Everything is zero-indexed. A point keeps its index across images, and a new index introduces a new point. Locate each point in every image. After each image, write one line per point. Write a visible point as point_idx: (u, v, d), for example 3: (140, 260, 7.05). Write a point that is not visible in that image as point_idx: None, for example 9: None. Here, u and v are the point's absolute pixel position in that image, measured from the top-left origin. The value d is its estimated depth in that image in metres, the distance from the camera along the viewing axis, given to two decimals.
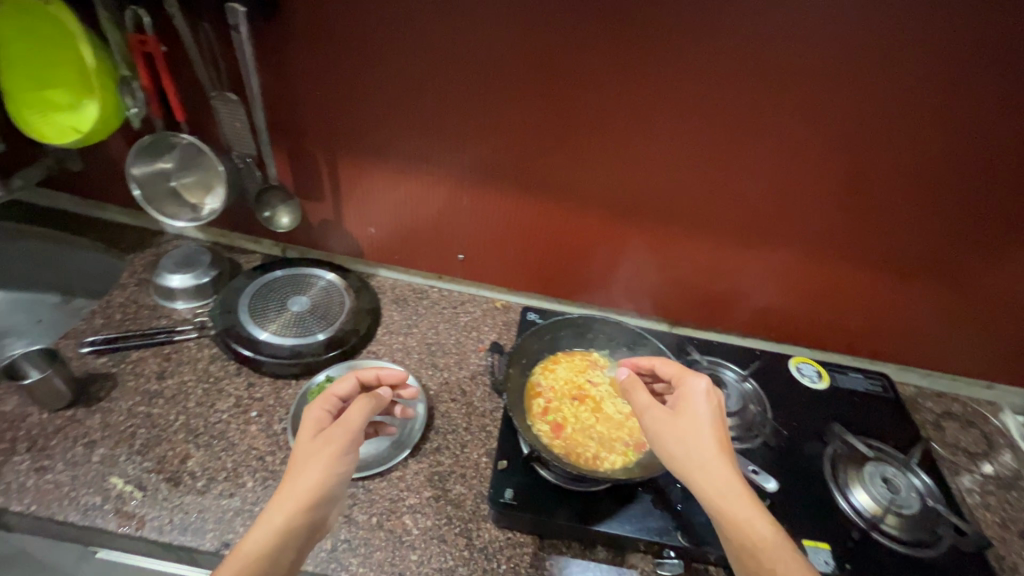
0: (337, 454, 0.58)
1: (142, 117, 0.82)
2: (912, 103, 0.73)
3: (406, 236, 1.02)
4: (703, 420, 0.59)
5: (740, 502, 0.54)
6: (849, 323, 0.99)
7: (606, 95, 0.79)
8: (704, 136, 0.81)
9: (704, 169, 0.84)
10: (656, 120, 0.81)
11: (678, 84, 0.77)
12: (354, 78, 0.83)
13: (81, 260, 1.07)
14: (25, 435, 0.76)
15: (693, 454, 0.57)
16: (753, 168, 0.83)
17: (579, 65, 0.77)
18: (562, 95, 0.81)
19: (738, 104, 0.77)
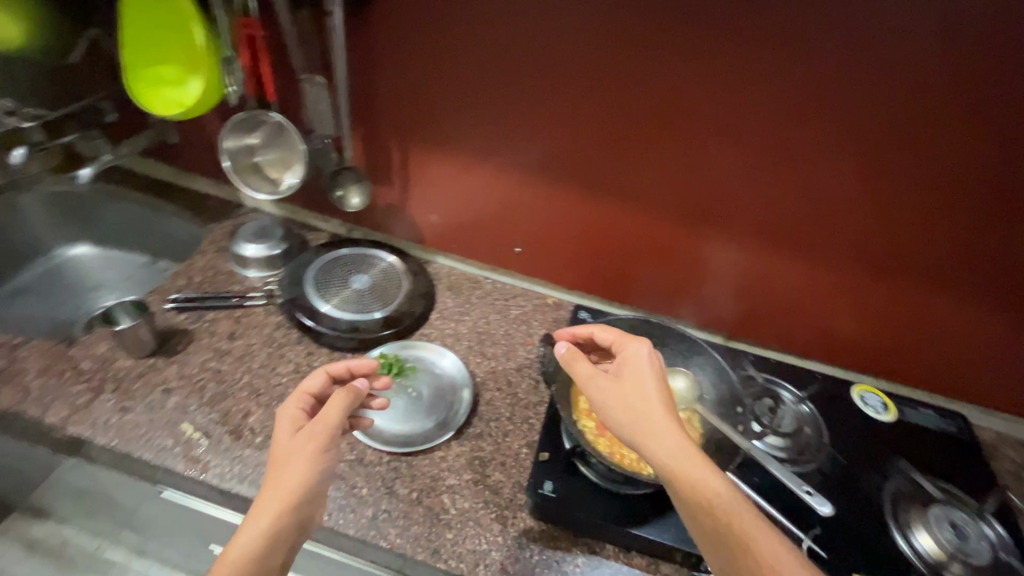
0: (316, 453, 0.61)
1: (239, 94, 0.89)
2: (999, 108, 0.68)
3: (466, 225, 1.04)
4: (647, 383, 0.62)
5: (693, 460, 0.56)
6: (920, 354, 0.92)
7: (680, 93, 0.79)
8: (781, 141, 0.79)
9: (776, 175, 0.82)
10: (728, 122, 0.79)
11: (755, 86, 0.75)
12: (433, 67, 0.86)
13: (168, 225, 1.15)
14: (112, 377, 0.84)
15: (642, 416, 0.59)
16: (829, 177, 0.80)
17: (654, 64, 0.78)
18: (633, 92, 0.81)
19: (820, 110, 0.75)
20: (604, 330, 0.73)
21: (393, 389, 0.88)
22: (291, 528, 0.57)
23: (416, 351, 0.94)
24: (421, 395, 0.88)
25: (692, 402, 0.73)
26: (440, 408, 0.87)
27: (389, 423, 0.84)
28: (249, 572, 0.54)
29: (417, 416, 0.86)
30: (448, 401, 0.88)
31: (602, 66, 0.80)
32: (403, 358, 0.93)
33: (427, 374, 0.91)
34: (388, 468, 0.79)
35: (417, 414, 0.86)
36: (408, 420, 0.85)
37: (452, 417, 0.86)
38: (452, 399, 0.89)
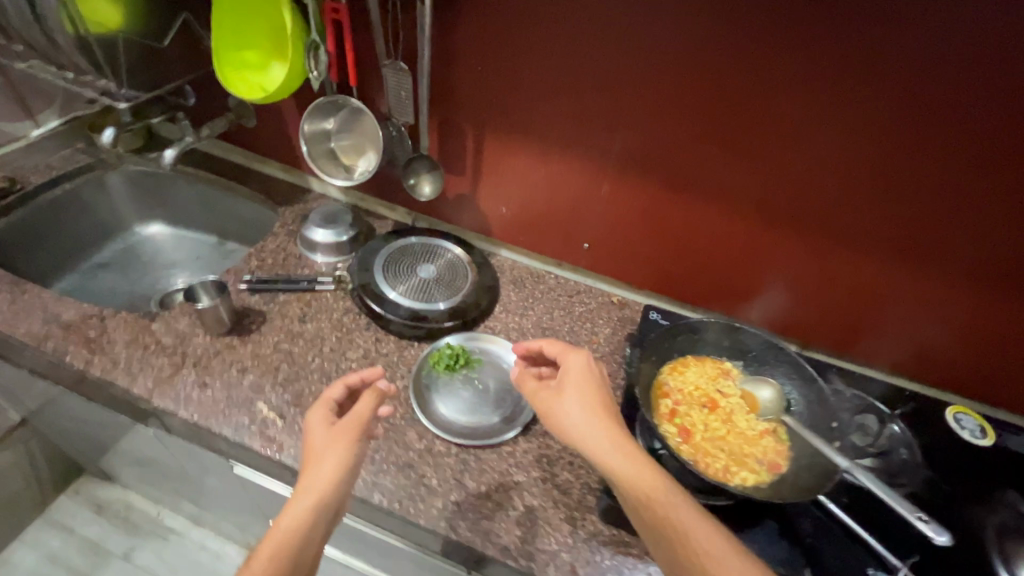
0: (348, 448, 0.64)
1: (320, 81, 0.89)
2: None
3: (534, 218, 1.03)
4: (583, 393, 0.65)
5: (627, 462, 0.59)
6: (1014, 377, 0.86)
7: (785, 89, 0.74)
8: (895, 144, 0.73)
9: (882, 180, 0.76)
10: (835, 121, 0.74)
11: (871, 85, 0.70)
12: (516, 55, 0.84)
13: (240, 207, 1.18)
14: (192, 353, 0.86)
15: (580, 423, 0.62)
16: (944, 184, 0.73)
17: (756, 57, 0.73)
18: (729, 88, 0.76)
19: (947, 112, 0.68)
20: (545, 343, 0.74)
21: (461, 381, 0.88)
22: (329, 513, 0.60)
23: (481, 342, 0.93)
24: (488, 390, 0.87)
25: (780, 411, 0.69)
26: (508, 402, 0.86)
27: (457, 415, 0.84)
28: (296, 545, 0.57)
29: (486, 410, 0.85)
30: (516, 396, 0.87)
31: (700, 55, 0.75)
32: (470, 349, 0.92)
33: (493, 367, 0.90)
34: (456, 460, 0.78)
35: (486, 408, 0.85)
36: (476, 414, 0.84)
37: (520, 411, 0.85)
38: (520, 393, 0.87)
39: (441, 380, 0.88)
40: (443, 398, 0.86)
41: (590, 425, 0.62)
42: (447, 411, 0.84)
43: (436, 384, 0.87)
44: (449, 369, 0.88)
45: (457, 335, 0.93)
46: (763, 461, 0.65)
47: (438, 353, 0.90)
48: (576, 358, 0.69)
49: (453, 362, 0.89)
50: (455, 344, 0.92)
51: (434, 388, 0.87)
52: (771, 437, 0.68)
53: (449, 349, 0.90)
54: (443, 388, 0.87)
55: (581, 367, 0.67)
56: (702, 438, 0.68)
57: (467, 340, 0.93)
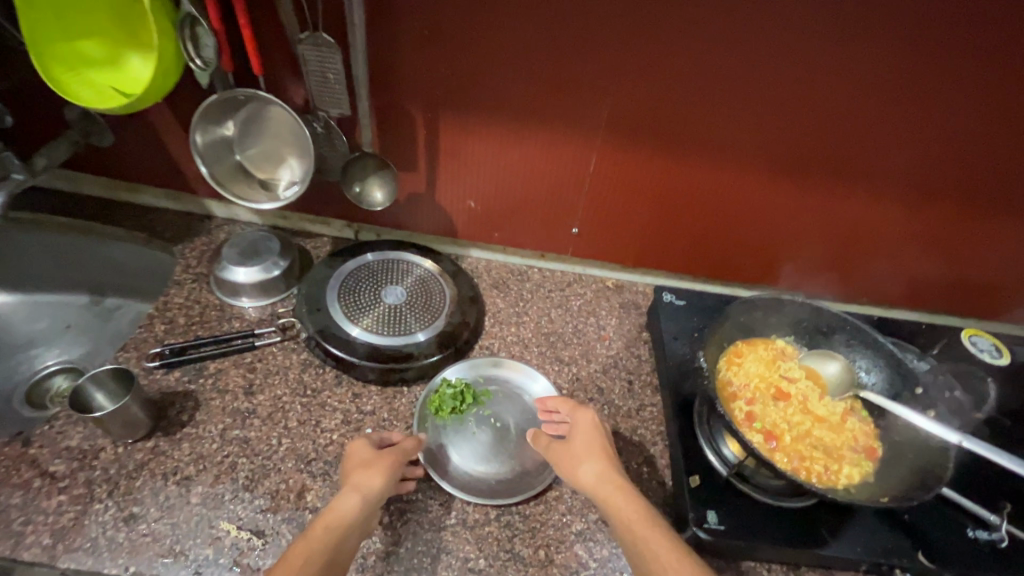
0: (395, 465, 0.60)
1: (207, 74, 0.64)
2: None
3: (509, 209, 0.87)
4: (588, 442, 0.61)
5: (616, 494, 0.56)
6: (994, 289, 0.90)
7: (813, 27, 0.63)
8: (931, 78, 0.65)
9: (911, 120, 0.70)
10: (868, 58, 0.65)
11: (915, 11, 0.60)
12: (472, 11, 0.65)
13: (113, 254, 0.88)
14: (101, 478, 0.62)
15: (578, 461, 0.59)
16: (975, 115, 0.68)
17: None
18: (751, 33, 0.64)
19: (992, 37, 0.61)
20: (555, 401, 0.68)
21: (475, 425, 0.71)
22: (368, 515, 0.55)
23: (486, 367, 0.77)
24: (509, 429, 0.71)
25: (855, 386, 0.63)
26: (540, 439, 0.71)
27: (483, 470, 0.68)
28: (338, 531, 0.52)
29: (515, 454, 0.69)
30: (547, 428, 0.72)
31: None
32: (472, 381, 0.76)
33: (507, 399, 0.74)
34: (500, 527, 0.64)
35: (514, 453, 0.69)
36: (505, 463, 0.69)
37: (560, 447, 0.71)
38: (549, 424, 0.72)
39: (449, 429, 0.70)
40: (459, 451, 0.69)
41: (587, 472, 0.58)
42: (469, 468, 0.68)
43: (443, 435, 0.70)
44: (456, 413, 0.71)
45: (458, 365, 0.76)
46: (857, 448, 0.59)
47: (438, 395, 0.72)
48: (583, 412, 0.64)
49: (458, 404, 0.71)
50: (455, 379, 0.75)
51: (444, 442, 0.69)
52: (852, 419, 0.61)
53: (450, 387, 0.72)
54: (455, 438, 0.70)
55: (587, 420, 0.63)
56: (788, 437, 0.60)
57: (469, 370, 0.77)
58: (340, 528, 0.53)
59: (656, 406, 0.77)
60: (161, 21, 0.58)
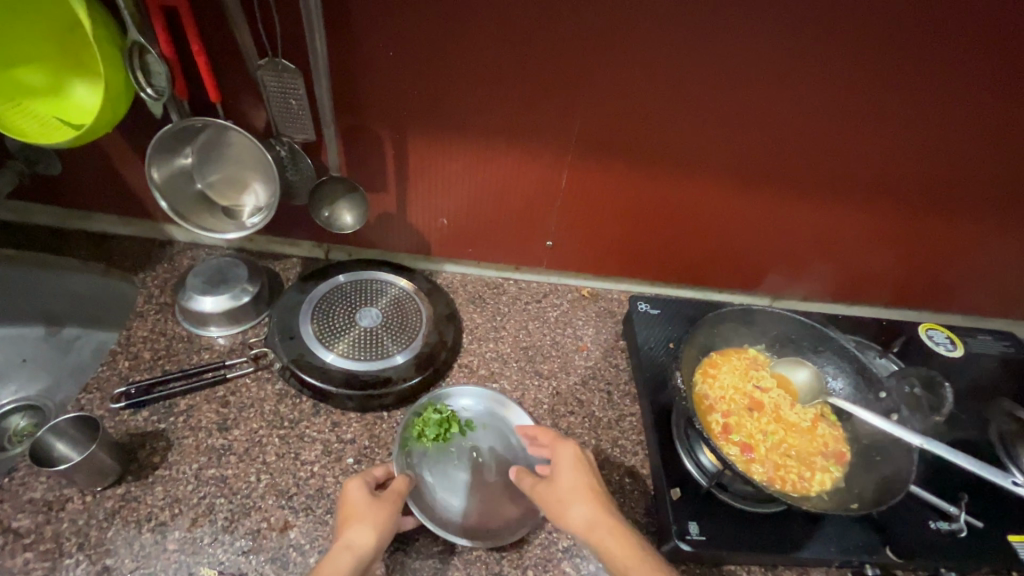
0: (388, 521, 0.57)
1: (160, 102, 0.62)
2: None
3: (482, 224, 0.86)
4: (577, 480, 0.59)
5: (608, 534, 0.54)
6: (948, 284, 0.94)
7: (773, 44, 0.64)
8: (889, 86, 0.68)
9: (867, 127, 0.72)
10: (826, 72, 0.66)
11: (876, 23, 0.62)
12: (436, 33, 0.63)
13: (73, 285, 0.86)
14: (70, 530, 0.60)
15: (565, 500, 0.57)
16: (926, 123, 0.71)
17: (748, 2, 0.60)
18: (718, 47, 0.64)
19: (947, 47, 0.64)
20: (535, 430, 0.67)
21: (456, 456, 0.69)
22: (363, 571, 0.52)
23: (481, 398, 0.75)
24: (493, 465, 0.69)
25: (824, 393, 0.65)
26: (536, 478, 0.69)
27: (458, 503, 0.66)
28: None
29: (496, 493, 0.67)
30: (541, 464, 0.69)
31: (679, 10, 0.62)
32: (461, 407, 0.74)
33: (495, 431, 0.72)
34: (488, 550, 0.64)
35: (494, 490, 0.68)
36: (482, 499, 0.67)
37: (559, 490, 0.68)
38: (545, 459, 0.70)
39: (428, 456, 0.69)
40: (436, 481, 0.67)
41: (579, 514, 0.56)
42: (444, 501, 0.66)
43: (422, 463, 0.68)
44: (439, 440, 0.70)
45: (468, 393, 0.74)
46: (827, 454, 0.61)
47: (424, 419, 0.70)
48: (565, 446, 0.62)
49: (442, 431, 0.70)
50: (444, 404, 0.73)
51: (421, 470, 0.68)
52: (823, 424, 0.64)
53: (436, 413, 0.71)
54: (434, 467, 0.68)
55: (571, 456, 0.61)
56: (762, 447, 0.62)
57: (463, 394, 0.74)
58: None
59: (635, 416, 0.79)
60: (107, 52, 0.55)
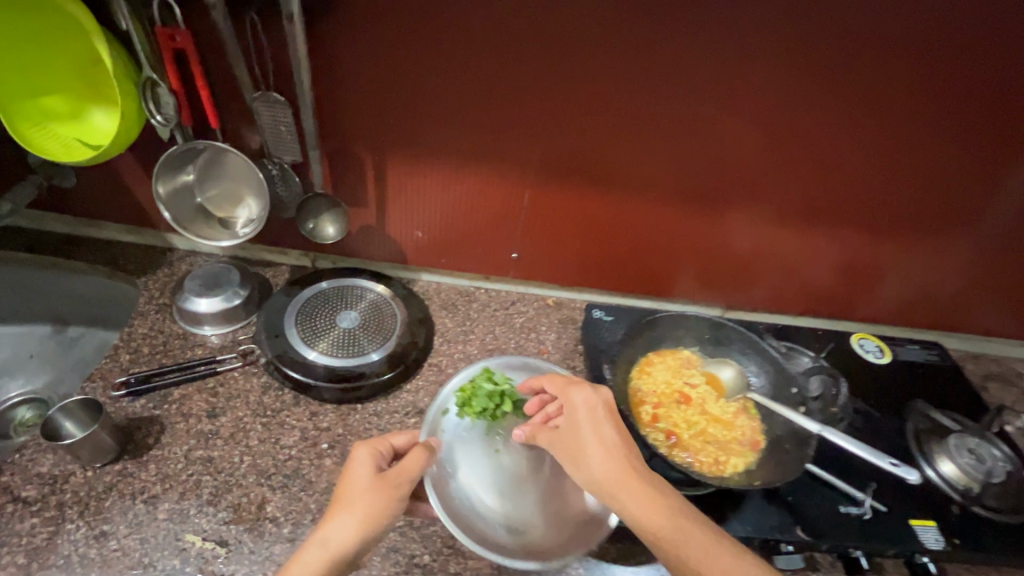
0: (385, 508, 0.57)
1: (167, 127, 0.72)
2: (962, 79, 0.72)
3: (454, 237, 0.95)
4: (593, 434, 0.61)
5: (625, 486, 0.56)
6: (881, 298, 1.03)
7: (700, 84, 0.74)
8: (805, 121, 0.78)
9: (791, 155, 0.82)
10: (748, 107, 0.77)
11: (786, 66, 0.72)
12: (410, 73, 0.74)
13: (82, 287, 0.95)
14: (72, 499, 0.67)
15: (584, 452, 0.60)
16: (840, 153, 0.81)
17: (675, 50, 0.71)
18: (654, 83, 0.75)
19: (850, 87, 0.74)
20: (546, 378, 0.72)
21: (498, 435, 0.77)
22: (346, 561, 0.53)
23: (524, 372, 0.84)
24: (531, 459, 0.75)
25: (745, 388, 0.73)
26: (563, 498, 0.72)
27: (473, 475, 0.73)
28: None
29: (511, 487, 0.72)
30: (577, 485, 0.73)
31: (618, 56, 0.72)
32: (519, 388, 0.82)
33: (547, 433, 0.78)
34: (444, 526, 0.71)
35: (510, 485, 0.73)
36: (494, 482, 0.73)
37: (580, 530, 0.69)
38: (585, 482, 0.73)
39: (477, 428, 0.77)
40: (464, 448, 0.75)
41: (598, 465, 0.58)
42: (462, 468, 0.73)
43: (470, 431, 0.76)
44: (483, 414, 0.77)
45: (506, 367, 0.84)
46: (744, 441, 0.69)
47: (473, 391, 0.78)
48: (579, 396, 0.64)
49: (490, 405, 0.77)
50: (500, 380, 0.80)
51: (457, 431, 0.77)
52: (744, 416, 0.72)
53: (488, 386, 0.78)
54: (473, 439, 0.76)
55: (584, 406, 0.63)
56: (687, 435, 0.70)
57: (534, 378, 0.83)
58: None
59: None
60: (124, 86, 0.65)
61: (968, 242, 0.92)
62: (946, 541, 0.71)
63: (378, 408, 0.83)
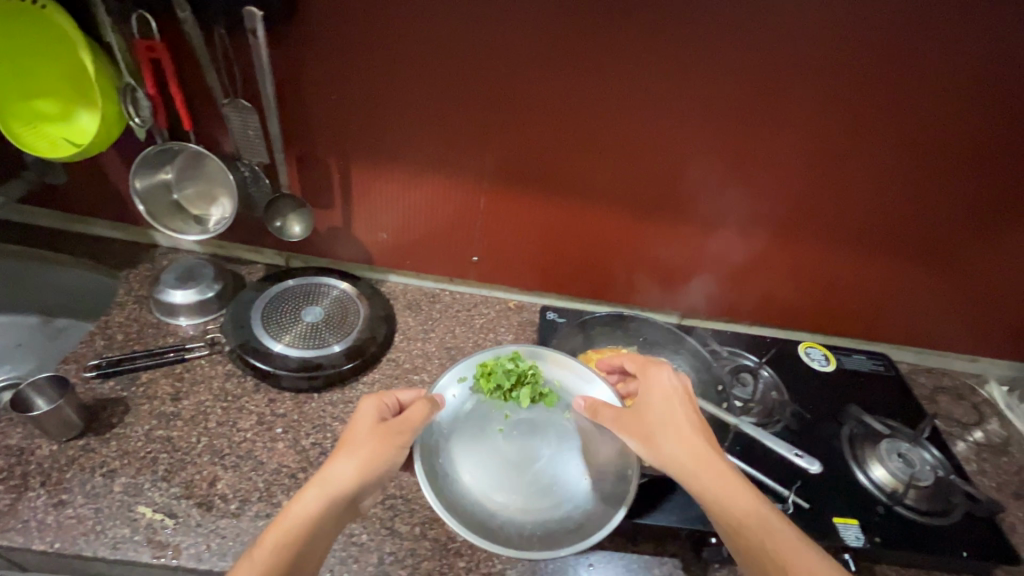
0: (382, 454, 0.63)
1: (145, 129, 0.78)
2: (881, 97, 0.78)
3: (418, 240, 1.00)
4: (670, 409, 0.69)
5: (700, 458, 0.64)
6: (834, 310, 1.06)
7: (638, 98, 0.80)
8: (740, 134, 0.83)
9: (732, 166, 0.87)
10: (686, 121, 0.82)
11: (716, 83, 0.78)
12: (370, 84, 0.80)
13: (69, 279, 1.01)
14: (36, 470, 0.72)
15: (662, 424, 0.67)
16: (777, 166, 0.86)
17: (612, 65, 0.77)
18: (595, 97, 0.81)
19: (778, 103, 0.79)
20: (628, 357, 0.80)
21: (506, 417, 0.79)
22: (342, 504, 0.60)
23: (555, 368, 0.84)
24: (533, 448, 0.76)
25: None
26: (542, 492, 0.72)
27: (469, 443, 0.76)
28: (297, 534, 0.57)
29: (491, 467, 0.74)
30: (562, 487, 0.73)
31: (561, 71, 0.78)
32: (547, 379, 0.83)
33: (554, 431, 0.78)
34: (384, 508, 0.75)
35: (501, 465, 0.74)
36: (485, 455, 0.75)
37: (553, 530, 0.68)
38: (572, 487, 0.73)
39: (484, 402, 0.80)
40: (465, 419, 0.78)
41: (677, 437, 0.66)
42: (459, 434, 0.77)
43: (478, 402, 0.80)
44: (498, 391, 0.81)
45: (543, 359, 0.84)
46: None
47: (495, 365, 0.82)
48: (660, 374, 0.72)
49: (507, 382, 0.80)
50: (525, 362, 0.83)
51: (468, 402, 0.80)
52: None
53: (510, 363, 0.82)
54: (476, 412, 0.79)
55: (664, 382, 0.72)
56: None
57: (564, 374, 0.83)
58: (304, 521, 0.58)
59: None
60: (105, 90, 0.72)
61: (909, 256, 0.96)
62: (866, 539, 0.73)
63: (333, 397, 0.88)
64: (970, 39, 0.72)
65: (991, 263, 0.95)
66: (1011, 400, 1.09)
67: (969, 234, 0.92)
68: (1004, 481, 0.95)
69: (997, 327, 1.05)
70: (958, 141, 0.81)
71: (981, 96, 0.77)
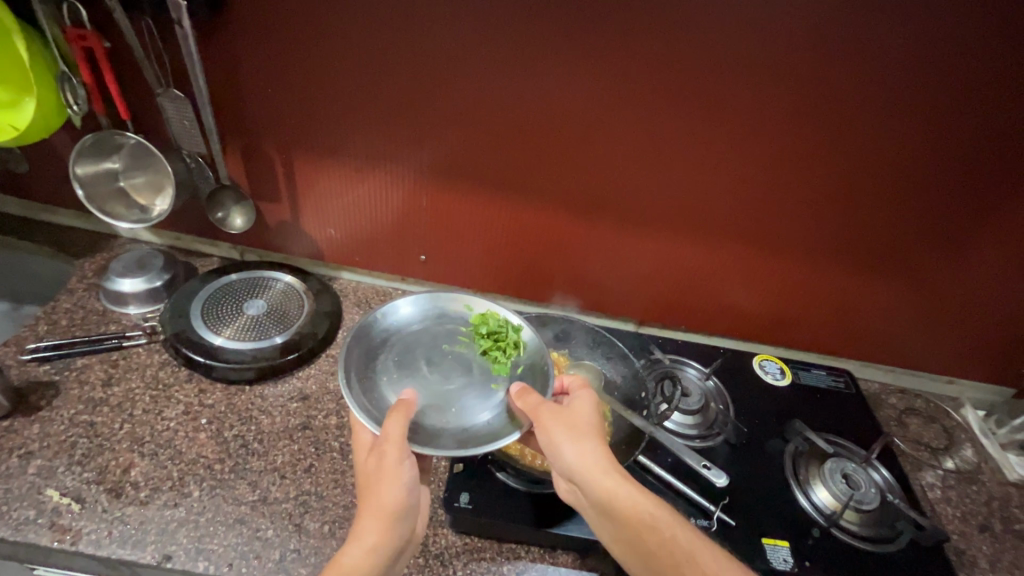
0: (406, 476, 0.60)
1: (83, 115, 0.80)
2: (826, 99, 0.74)
3: (366, 237, 1.00)
4: (585, 423, 0.64)
5: (606, 476, 0.59)
6: (798, 323, 1.01)
7: (573, 97, 0.78)
8: (681, 136, 0.80)
9: (677, 169, 0.84)
10: (624, 122, 0.80)
11: (650, 83, 0.75)
12: (303, 78, 0.80)
13: (27, 265, 1.03)
14: None
15: (573, 435, 0.62)
16: (724, 169, 0.83)
17: (542, 63, 0.75)
18: (527, 96, 0.79)
19: (716, 105, 0.76)
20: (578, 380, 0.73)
21: (460, 346, 0.77)
22: (397, 538, 0.58)
23: (533, 356, 0.75)
24: (452, 380, 0.73)
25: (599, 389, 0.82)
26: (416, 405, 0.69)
27: (415, 345, 0.77)
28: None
29: (406, 365, 0.74)
30: (435, 413, 0.68)
31: (491, 68, 0.77)
32: (520, 355, 0.75)
33: (474, 381, 0.73)
34: (295, 504, 0.73)
35: (413, 359, 0.75)
36: (412, 348, 0.76)
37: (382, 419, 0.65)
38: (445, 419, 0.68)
39: (458, 331, 0.79)
40: (427, 329, 0.79)
41: (586, 452, 0.61)
42: (410, 335, 0.78)
43: (455, 326, 0.80)
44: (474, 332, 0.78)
45: (533, 343, 0.76)
46: None
47: (492, 317, 0.78)
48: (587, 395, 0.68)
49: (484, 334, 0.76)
50: (516, 328, 0.77)
51: (444, 316, 0.81)
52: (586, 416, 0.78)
53: (500, 323, 0.77)
54: (444, 335, 0.79)
55: (589, 401, 0.67)
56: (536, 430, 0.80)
57: (533, 362, 0.74)
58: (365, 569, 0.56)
59: None
60: (41, 77, 0.74)
61: (871, 269, 0.91)
62: (794, 563, 0.69)
63: (265, 391, 0.87)
64: (915, 39, 0.68)
65: (958, 278, 0.90)
66: (986, 425, 1.03)
67: (933, 247, 0.87)
68: (970, 511, 0.89)
69: (969, 347, 0.99)
70: (911, 147, 0.77)
71: (929, 102, 0.72)
